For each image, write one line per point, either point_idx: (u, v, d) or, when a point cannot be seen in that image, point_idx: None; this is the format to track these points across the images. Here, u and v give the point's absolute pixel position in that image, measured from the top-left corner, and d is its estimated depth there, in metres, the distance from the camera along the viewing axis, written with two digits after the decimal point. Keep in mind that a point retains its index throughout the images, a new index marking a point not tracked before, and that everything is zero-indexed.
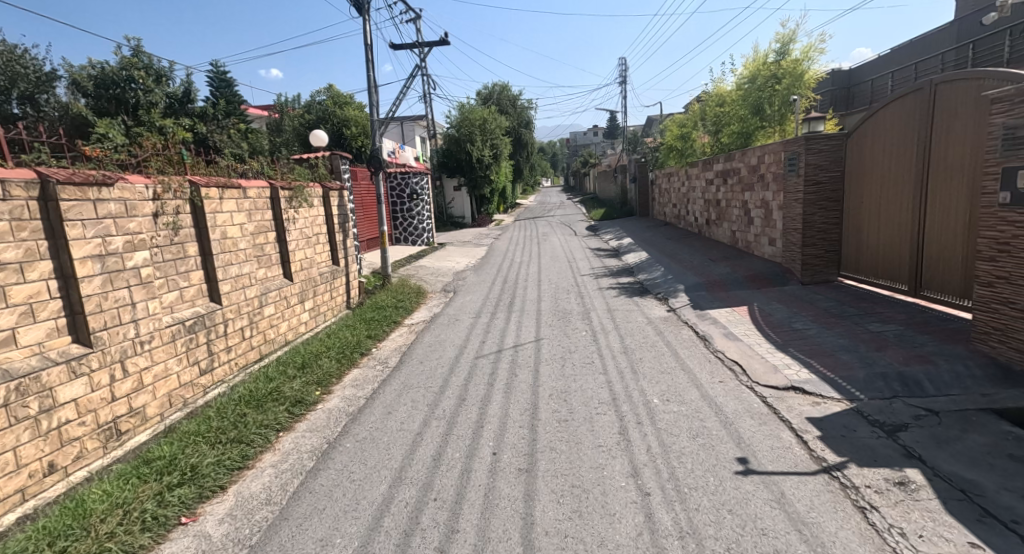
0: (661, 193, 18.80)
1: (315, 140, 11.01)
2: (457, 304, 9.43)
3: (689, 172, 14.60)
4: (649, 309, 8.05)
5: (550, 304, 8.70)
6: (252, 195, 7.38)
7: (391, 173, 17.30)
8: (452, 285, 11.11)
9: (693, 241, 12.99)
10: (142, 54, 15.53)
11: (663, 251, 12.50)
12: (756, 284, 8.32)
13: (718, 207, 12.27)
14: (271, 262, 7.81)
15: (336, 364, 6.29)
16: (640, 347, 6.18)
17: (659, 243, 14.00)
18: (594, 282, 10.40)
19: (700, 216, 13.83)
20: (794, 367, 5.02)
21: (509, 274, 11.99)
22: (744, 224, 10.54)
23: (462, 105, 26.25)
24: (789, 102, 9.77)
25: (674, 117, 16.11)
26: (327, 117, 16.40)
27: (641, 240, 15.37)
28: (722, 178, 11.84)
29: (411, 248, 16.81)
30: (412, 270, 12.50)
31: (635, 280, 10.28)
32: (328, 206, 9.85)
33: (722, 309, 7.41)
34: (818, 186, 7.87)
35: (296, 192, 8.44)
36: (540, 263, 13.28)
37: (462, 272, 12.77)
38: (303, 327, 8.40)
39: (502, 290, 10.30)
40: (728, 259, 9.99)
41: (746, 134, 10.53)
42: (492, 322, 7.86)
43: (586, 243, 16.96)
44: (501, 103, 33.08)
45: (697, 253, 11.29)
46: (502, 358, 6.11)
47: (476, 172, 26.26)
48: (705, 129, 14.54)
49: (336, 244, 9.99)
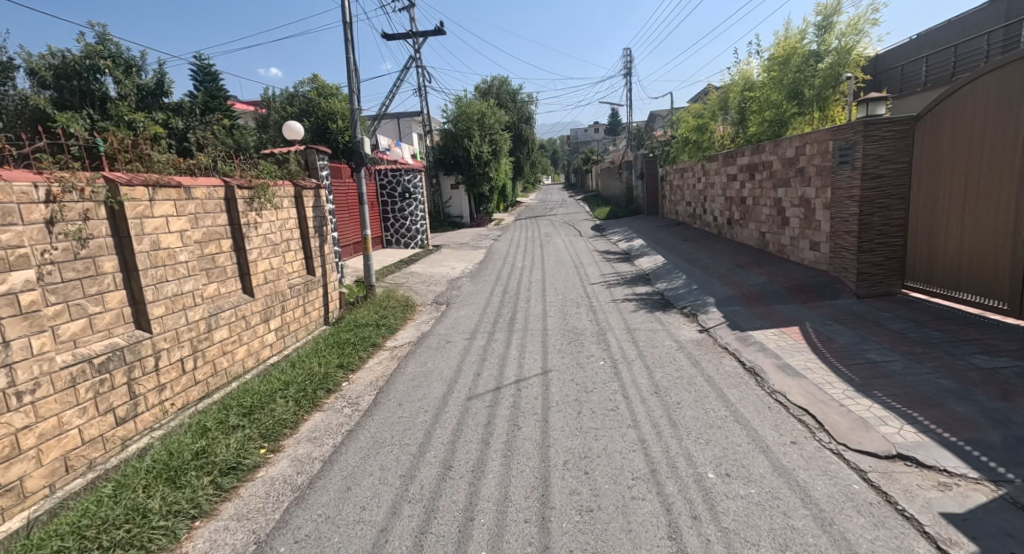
0: (673, 191, 17.47)
1: (288, 132, 9.72)
2: (449, 320, 8.17)
3: (707, 166, 13.29)
4: (676, 328, 6.79)
5: (558, 321, 7.45)
6: (197, 195, 6.12)
7: (381, 171, 16.05)
8: (445, 296, 9.86)
9: (714, 244, 11.70)
10: (109, 42, 14.18)
11: (682, 255, 11.23)
12: (802, 297, 7.05)
13: (744, 205, 10.98)
14: (225, 276, 6.56)
15: (295, 407, 5.04)
16: (674, 385, 4.92)
17: (676, 245, 12.71)
18: (606, 293, 9.13)
19: (721, 215, 12.54)
20: (890, 421, 3.77)
21: (510, 282, 10.72)
22: (778, 224, 9.25)
23: (460, 99, 24.89)
24: (834, 83, 8.45)
25: (689, 106, 14.78)
26: (312, 111, 15.13)
27: (654, 241, 14.09)
28: (749, 173, 10.55)
29: (403, 252, 15.55)
30: (402, 277, 11.25)
31: (653, 290, 9.02)
32: (302, 208, 8.62)
33: (766, 330, 6.14)
34: (879, 180, 6.59)
35: (258, 192, 7.18)
36: (544, 269, 11.99)
37: (458, 279, 11.52)
38: (269, 351, 7.16)
39: (502, 303, 9.04)
40: (761, 266, 8.72)
41: (780, 122, 9.23)
42: (489, 345, 6.61)
43: (593, 245, 15.70)
44: (500, 97, 31.80)
45: (722, 258, 10.01)
46: (501, 400, 4.87)
47: (475, 170, 25.08)
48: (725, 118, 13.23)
49: (311, 251, 8.75)
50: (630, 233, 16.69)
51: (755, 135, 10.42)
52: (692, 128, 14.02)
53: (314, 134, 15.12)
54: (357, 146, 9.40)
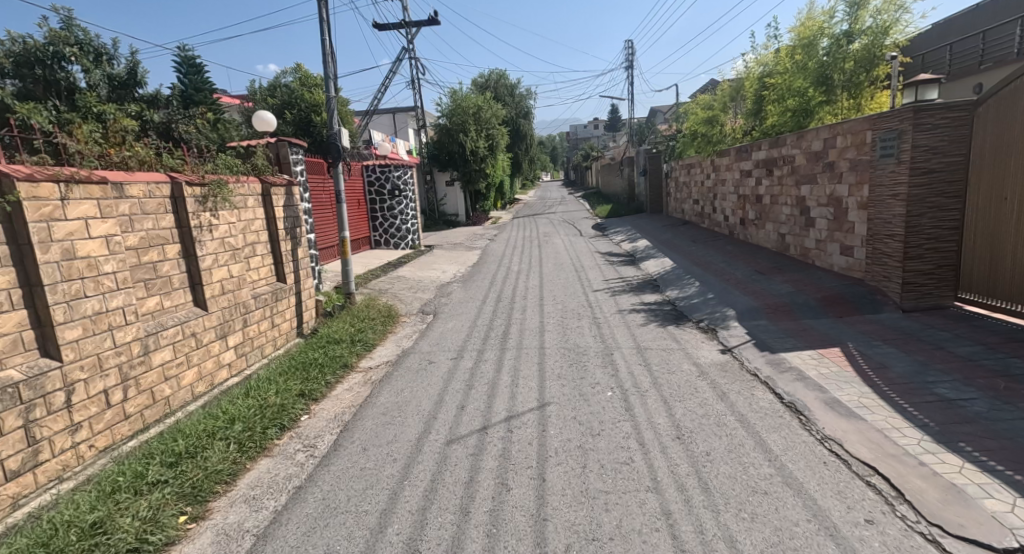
0: (679, 188, 16.56)
1: (258, 122, 8.78)
2: (435, 334, 7.28)
3: (719, 162, 12.37)
4: (695, 347, 5.88)
5: (557, 337, 6.55)
6: (132, 193, 5.20)
7: (368, 166, 15.11)
8: (433, 304, 8.98)
9: (726, 246, 10.79)
10: (75, 27, 13.19)
11: (693, 259, 10.32)
12: (837, 311, 6.15)
13: (761, 204, 10.06)
14: (170, 287, 5.65)
15: (237, 452, 4.13)
16: (701, 426, 4.02)
17: (684, 247, 11.80)
18: (611, 302, 8.22)
19: (733, 214, 11.62)
20: (995, 492, 2.90)
21: (504, 289, 9.80)
22: (803, 225, 8.34)
23: (455, 92, 23.88)
24: (869, 67, 7.50)
25: (698, 98, 13.84)
26: (294, 103, 14.24)
27: (660, 242, 13.17)
28: (767, 168, 9.63)
29: (391, 253, 14.64)
30: (387, 283, 10.36)
31: (664, 299, 8.11)
32: (270, 208, 7.73)
33: (801, 351, 5.25)
34: (930, 176, 5.69)
35: (214, 189, 6.24)
36: (542, 273, 11.09)
37: (449, 284, 10.61)
38: (225, 372, 6.26)
39: (494, 313, 8.14)
40: (784, 273, 7.80)
41: (804, 110, 8.30)
42: (477, 368, 5.71)
43: (594, 246, 14.78)
44: (498, 92, 30.83)
45: (738, 262, 9.11)
46: (488, 447, 3.99)
47: (470, 166, 24.12)
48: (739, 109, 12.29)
49: (281, 255, 7.86)
50: (633, 233, 15.77)
51: (774, 127, 9.49)
52: (701, 120, 13.10)
53: (297, 127, 14.19)
54: (334, 138, 8.47)
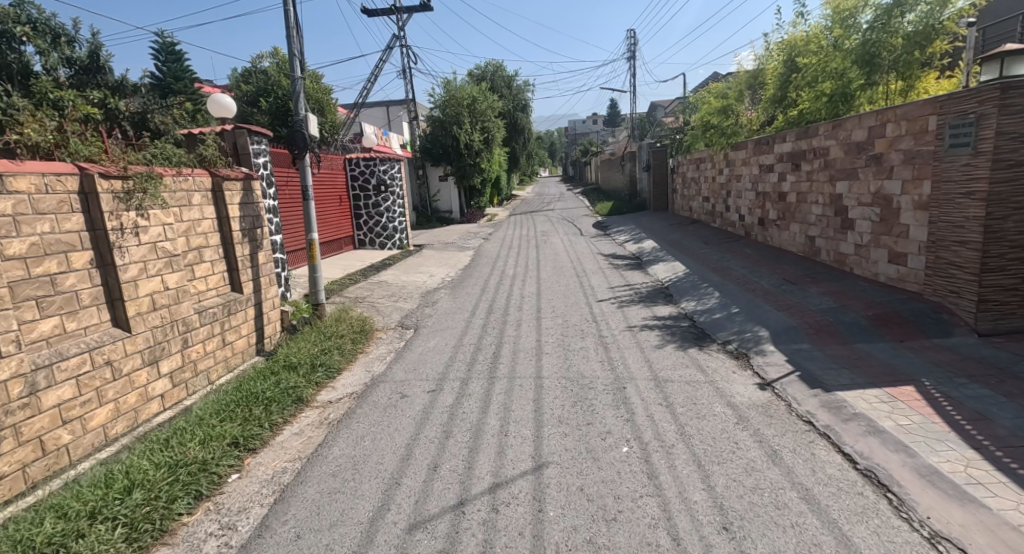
0: (687, 185, 15.46)
1: (215, 107, 7.67)
2: (414, 355, 6.20)
3: (735, 156, 11.31)
4: (726, 379, 4.81)
5: (558, 362, 5.49)
6: (15, 187, 4.11)
7: (352, 159, 13.95)
8: (415, 316, 7.91)
9: (745, 250, 9.72)
10: (28, 5, 12.00)
11: (709, 264, 9.26)
12: (897, 333, 5.09)
13: (786, 203, 8.99)
14: (77, 306, 4.54)
15: (124, 539, 3.07)
16: (754, 509, 2.96)
17: (697, 250, 10.75)
18: (619, 316, 7.15)
19: (753, 214, 10.54)
20: None
21: (497, 297, 8.73)
22: (838, 227, 7.30)
23: (449, 82, 22.72)
24: (916, 46, 6.35)
25: (711, 86, 12.71)
26: (270, 89, 13.16)
27: (669, 244, 12.10)
28: (794, 163, 8.57)
29: (377, 254, 13.59)
30: (366, 290, 9.28)
31: (679, 313, 7.04)
32: (223, 206, 6.66)
33: (864, 390, 4.19)
34: (1017, 170, 4.64)
35: (141, 184, 5.15)
36: (540, 278, 10.02)
37: (435, 291, 9.54)
38: (156, 404, 5.17)
39: (483, 328, 7.08)
40: (821, 283, 6.73)
41: (842, 95, 7.21)
42: (459, 407, 4.64)
43: (596, 247, 13.71)
44: (495, 83, 29.61)
45: (762, 269, 8.04)
46: (466, 539, 2.93)
47: (464, 160, 22.98)
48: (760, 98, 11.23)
49: (235, 261, 6.79)
50: (638, 233, 14.70)
51: (805, 115, 8.39)
52: (715, 110, 11.99)
53: (273, 117, 13.09)
54: (299, 125, 7.34)
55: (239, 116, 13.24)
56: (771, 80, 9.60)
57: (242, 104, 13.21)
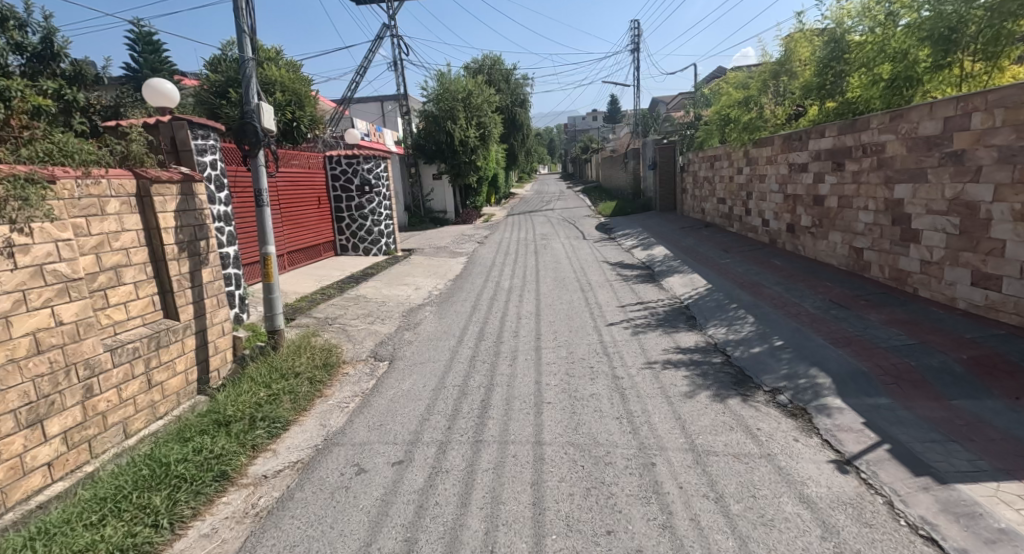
0: (701, 185, 14.22)
1: (153, 94, 6.43)
2: (383, 402, 5.00)
3: (759, 154, 10.10)
4: (789, 451, 3.62)
5: (563, 421, 4.29)
6: None
7: (332, 156, 12.70)
8: (393, 343, 6.72)
9: (774, 261, 8.53)
10: None
11: (734, 279, 8.06)
12: (1007, 386, 3.91)
13: (824, 208, 7.80)
14: None
15: None
16: None
17: (716, 260, 9.55)
18: (635, 347, 5.95)
19: (782, 219, 9.32)
20: None
21: (490, 318, 7.53)
22: (897, 239, 6.10)
23: (442, 75, 21.47)
24: (1009, 17, 4.93)
25: (731, 75, 11.47)
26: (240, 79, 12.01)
27: (684, 252, 10.89)
28: (835, 162, 7.37)
29: (360, 262, 12.40)
30: (339, 309, 8.07)
31: (708, 345, 5.84)
32: (151, 214, 5.44)
33: (995, 482, 3.02)
34: None
35: (15, 189, 3.94)
36: (539, 293, 8.81)
37: (420, 310, 8.34)
38: (40, 475, 4.00)
39: (470, 362, 5.88)
40: (882, 309, 5.54)
41: (905, 78, 5.98)
42: (432, 495, 3.46)
43: (600, 253, 12.49)
44: (492, 77, 28.34)
45: (802, 288, 6.84)
46: None
47: (459, 158, 21.75)
48: (789, 88, 9.98)
49: (170, 282, 5.58)
50: (646, 238, 13.48)
51: (853, 106, 7.15)
52: (737, 102, 10.77)
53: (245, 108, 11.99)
54: (249, 115, 6.11)
55: (206, 107, 12.02)
56: (809, 66, 8.36)
57: (209, 94, 12.01)
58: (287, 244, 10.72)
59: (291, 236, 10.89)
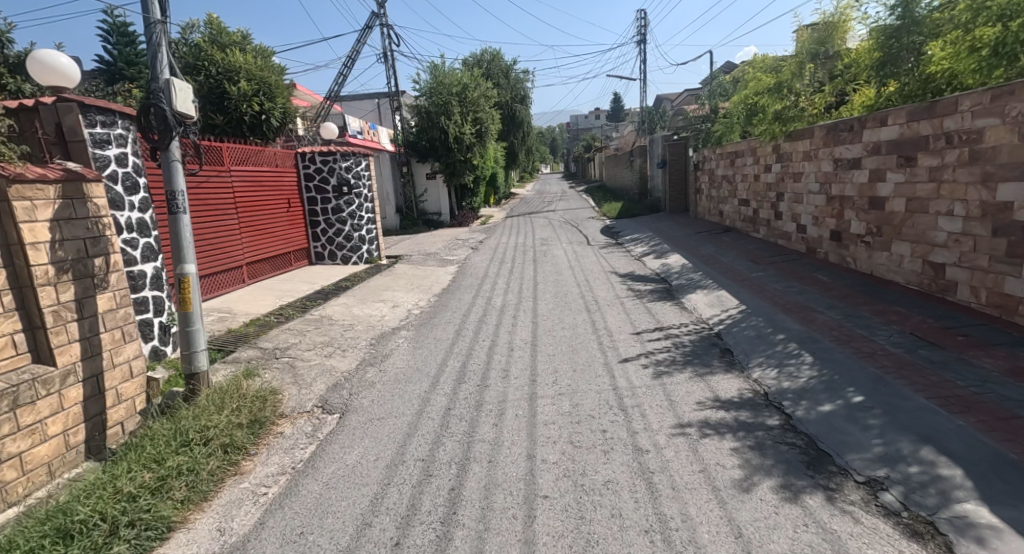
0: (720, 184, 12.80)
1: (46, 74, 4.74)
2: (316, 488, 3.62)
3: (796, 148, 8.68)
4: None
5: (566, 539, 2.90)
6: None
7: (305, 153, 11.31)
8: (351, 386, 5.34)
9: (819, 276, 7.10)
10: None
11: (774, 298, 6.64)
12: None
13: (885, 212, 6.39)
14: None
15: None
16: None
17: (746, 273, 8.13)
18: (659, 399, 4.55)
19: (824, 225, 7.90)
20: None
21: (474, 349, 6.13)
22: (1002, 254, 4.69)
23: (435, 67, 20.07)
24: None
25: (758, 59, 10.02)
26: (199, 65, 10.69)
27: (704, 262, 9.47)
28: (903, 156, 5.98)
29: (336, 272, 11.03)
30: (294, 335, 6.69)
31: (757, 397, 4.42)
32: (11, 226, 4.09)
33: None
34: None
35: None
36: (537, 314, 7.41)
37: (393, 337, 6.93)
38: None
39: (443, 419, 4.48)
40: (996, 353, 4.13)
41: (1020, 43, 4.54)
42: None
43: (607, 262, 11.07)
44: (491, 72, 26.87)
45: (867, 315, 5.41)
46: None
47: (454, 155, 20.41)
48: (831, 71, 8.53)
49: (38, 314, 4.20)
50: (658, 244, 12.07)
51: (931, 84, 5.72)
52: (769, 88, 9.32)
53: (206, 99, 10.79)
54: (154, 95, 4.62)
55: None
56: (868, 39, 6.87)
57: None
58: (249, 253, 9.34)
59: (254, 244, 9.49)
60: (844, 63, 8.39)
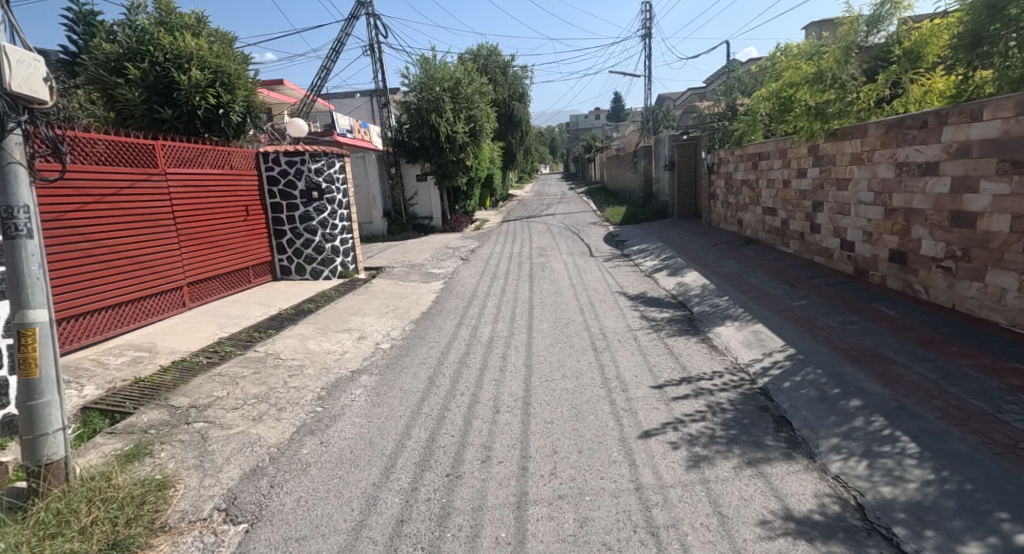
0: (739, 190, 11.45)
1: None
2: None
3: (842, 149, 7.31)
4: None
5: None
6: None
7: (267, 153, 9.91)
8: (277, 469, 3.94)
9: (883, 310, 5.72)
10: None
11: (831, 340, 5.24)
12: None
13: (975, 232, 5.04)
14: None
15: None
16: None
17: (784, 301, 6.74)
18: (705, 514, 3.15)
19: (881, 243, 6.53)
20: None
21: (449, 411, 4.73)
22: None
23: (426, 61, 18.65)
24: None
25: (791, 46, 8.66)
26: (143, 50, 9.24)
27: (729, 282, 8.06)
28: (1008, 161, 4.66)
29: (304, 290, 9.64)
30: (223, 385, 5.27)
31: (850, 514, 3.02)
32: None
33: None
34: None
35: None
36: (532, 354, 6.01)
37: (350, 386, 5.52)
38: None
39: (391, 545, 3.08)
40: None
41: None
42: None
43: (613, 279, 9.66)
44: (487, 68, 25.44)
45: (975, 376, 4.04)
46: None
47: (446, 156, 19.01)
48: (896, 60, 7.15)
49: None
50: (671, 258, 10.68)
51: None
52: (807, 80, 7.89)
53: (150, 89, 9.30)
54: None
55: (99, 87, 9.28)
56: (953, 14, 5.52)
57: (101, 70, 9.22)
58: (193, 270, 7.92)
59: (199, 259, 8.07)
60: (908, 47, 7.07)
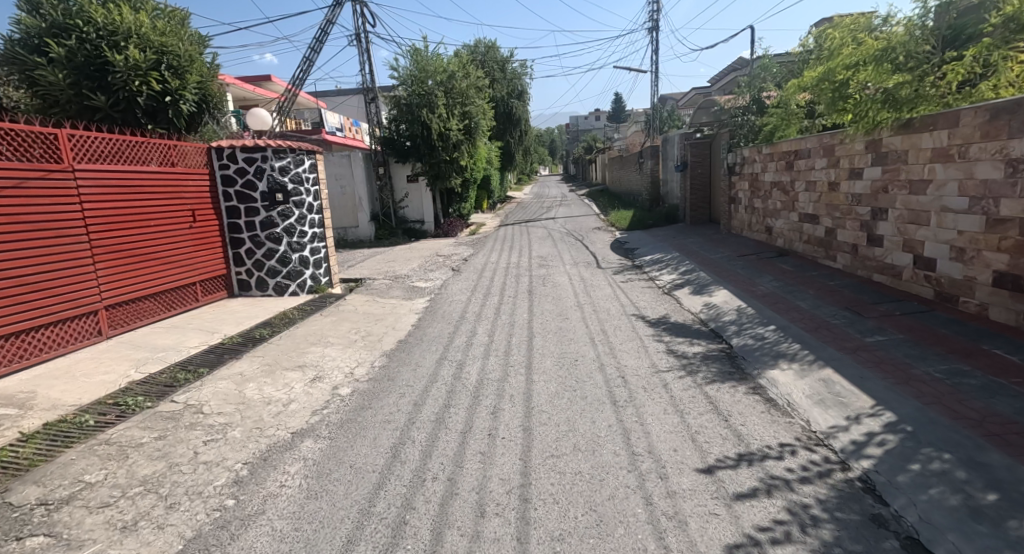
0: (768, 193, 10.01)
1: None
2: None
3: (919, 143, 5.92)
4: None
5: None
6: None
7: (223, 148, 8.45)
8: None
9: (1001, 356, 4.32)
10: None
11: (945, 403, 3.83)
12: None
13: None
14: None
15: None
16: None
17: (854, 336, 5.29)
18: None
19: (980, 263, 5.13)
20: None
21: (417, 513, 3.30)
22: None
23: (418, 52, 17.19)
24: None
25: (843, 22, 7.25)
26: (70, 25, 7.74)
27: (771, 306, 6.62)
28: None
29: (262, 309, 8.19)
30: (100, 462, 3.78)
31: None
32: None
33: None
34: None
35: None
36: (531, 410, 4.54)
37: (285, 458, 4.04)
38: None
39: None
40: None
41: None
42: None
43: (627, 297, 8.17)
44: (485, 64, 24.03)
45: None
46: None
47: (438, 155, 17.55)
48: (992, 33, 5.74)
49: None
50: (691, 271, 9.21)
51: None
52: (872, 56, 6.44)
53: (79, 73, 7.86)
54: None
55: (15, 68, 7.78)
56: None
57: (18, 48, 7.74)
58: (117, 290, 6.46)
59: (127, 276, 6.60)
60: (1010, 13, 5.57)
